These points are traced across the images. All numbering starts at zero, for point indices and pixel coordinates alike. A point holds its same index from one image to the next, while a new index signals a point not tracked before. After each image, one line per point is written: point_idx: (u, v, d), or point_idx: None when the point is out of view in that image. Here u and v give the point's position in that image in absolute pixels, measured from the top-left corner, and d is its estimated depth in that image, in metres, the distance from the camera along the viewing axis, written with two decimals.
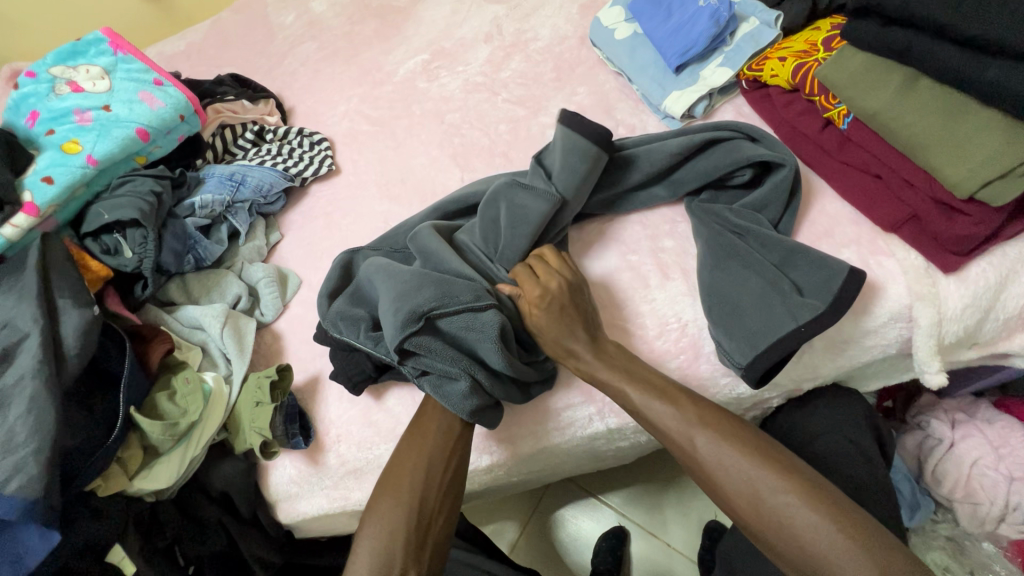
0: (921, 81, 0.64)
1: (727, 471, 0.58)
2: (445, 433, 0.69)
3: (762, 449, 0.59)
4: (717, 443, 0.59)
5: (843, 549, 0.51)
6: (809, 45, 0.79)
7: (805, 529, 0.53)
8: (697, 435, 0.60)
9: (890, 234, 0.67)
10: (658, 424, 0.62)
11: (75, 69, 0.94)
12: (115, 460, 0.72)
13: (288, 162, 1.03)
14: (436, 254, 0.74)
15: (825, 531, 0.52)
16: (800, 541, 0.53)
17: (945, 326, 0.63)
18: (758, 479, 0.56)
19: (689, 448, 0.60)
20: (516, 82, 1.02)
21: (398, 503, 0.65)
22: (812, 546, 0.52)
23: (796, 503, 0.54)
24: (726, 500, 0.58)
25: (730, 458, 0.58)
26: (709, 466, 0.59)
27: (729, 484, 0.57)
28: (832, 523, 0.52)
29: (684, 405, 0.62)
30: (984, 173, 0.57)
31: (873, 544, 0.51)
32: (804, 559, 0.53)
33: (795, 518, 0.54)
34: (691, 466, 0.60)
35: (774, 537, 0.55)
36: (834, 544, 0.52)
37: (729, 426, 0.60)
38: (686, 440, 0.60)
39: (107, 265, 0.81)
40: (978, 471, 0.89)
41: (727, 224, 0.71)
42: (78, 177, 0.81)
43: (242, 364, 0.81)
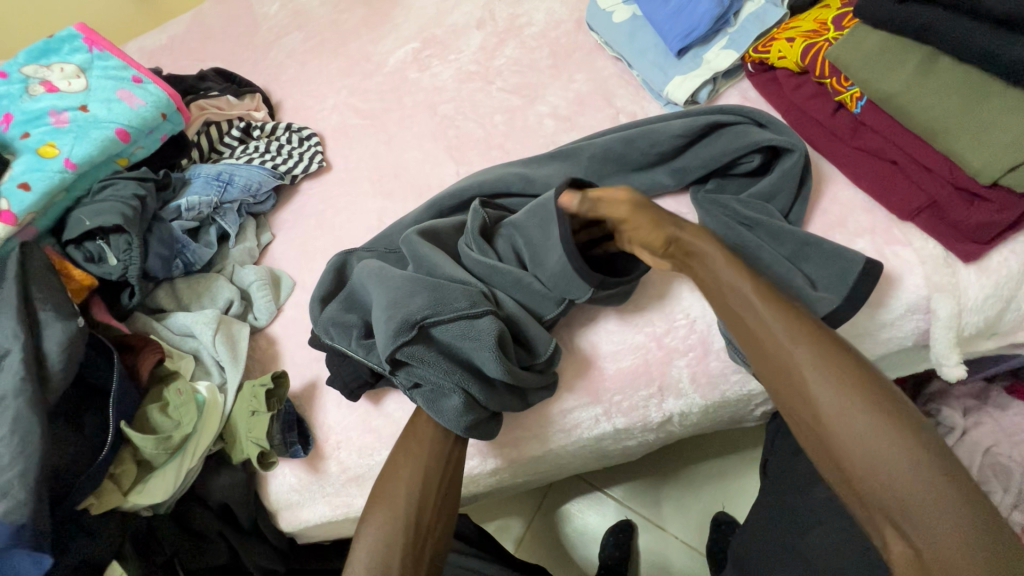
0: (939, 61, 0.60)
1: (832, 394, 0.52)
2: (440, 439, 0.67)
3: (876, 386, 0.52)
4: (833, 365, 0.53)
5: (938, 498, 0.47)
6: (817, 24, 0.75)
7: (904, 468, 0.48)
8: (812, 348, 0.54)
9: (907, 222, 0.64)
10: (771, 330, 0.56)
11: (48, 68, 0.89)
12: (107, 476, 0.68)
13: (278, 159, 1.00)
14: (427, 258, 0.70)
15: (934, 488, 0.47)
16: (894, 480, 0.48)
17: (964, 318, 0.61)
18: (871, 415, 0.50)
19: (797, 365, 0.54)
20: (511, 70, 0.98)
21: (393, 516, 0.63)
22: (911, 495, 0.47)
23: (896, 429, 0.49)
24: (822, 430, 0.52)
25: (840, 384, 0.52)
26: (813, 385, 0.53)
27: (826, 400, 0.52)
28: (946, 484, 0.47)
29: (803, 321, 0.56)
30: (1009, 158, 0.54)
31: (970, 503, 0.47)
32: (900, 510, 0.47)
33: (899, 462, 0.48)
34: (786, 381, 0.55)
35: (868, 476, 0.49)
36: (937, 500, 0.47)
37: (843, 353, 0.54)
38: (799, 357, 0.54)
39: (92, 274, 0.78)
40: (991, 459, 0.88)
41: (736, 216, 0.67)
42: (56, 182, 0.78)
43: (236, 372, 0.79)
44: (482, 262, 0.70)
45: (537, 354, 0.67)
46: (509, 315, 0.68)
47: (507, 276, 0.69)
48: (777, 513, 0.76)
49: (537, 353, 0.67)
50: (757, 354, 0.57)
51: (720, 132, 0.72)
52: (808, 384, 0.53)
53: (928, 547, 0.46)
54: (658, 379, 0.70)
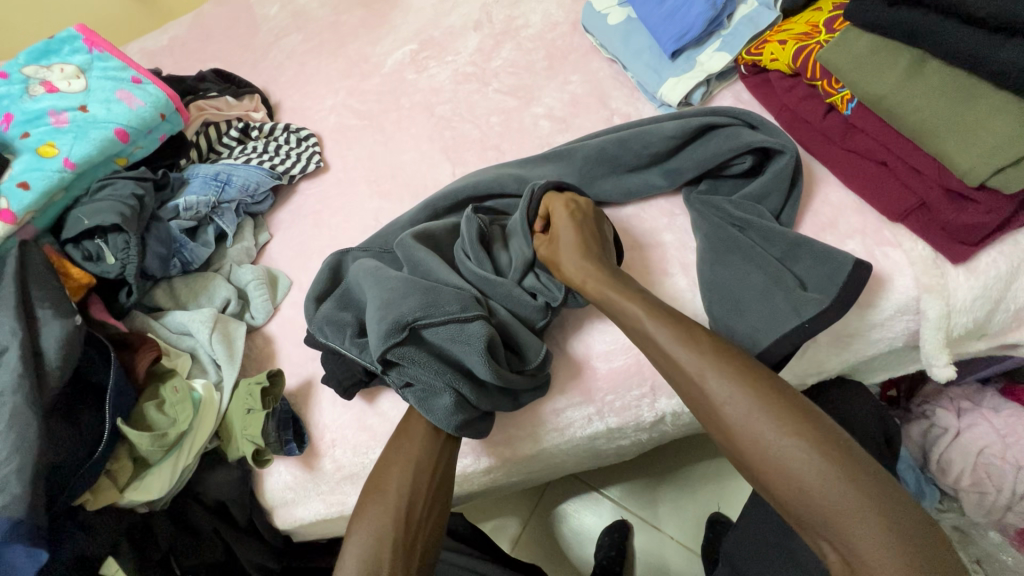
0: (929, 64, 0.60)
1: (734, 406, 0.53)
2: (431, 436, 0.68)
3: (774, 391, 0.53)
4: (728, 377, 0.55)
5: (856, 513, 0.47)
6: (810, 26, 0.75)
7: (821, 487, 0.48)
8: (706, 363, 0.56)
9: (897, 224, 0.64)
10: (667, 349, 0.58)
11: (49, 68, 0.90)
12: (103, 472, 0.69)
13: (275, 160, 1.00)
14: (423, 263, 0.71)
15: (837, 487, 0.48)
16: (814, 500, 0.48)
17: (953, 319, 0.61)
18: (771, 423, 0.51)
19: (697, 381, 0.55)
20: (507, 71, 0.98)
21: (383, 512, 0.63)
22: (816, 498, 0.48)
23: (795, 435, 0.51)
24: (732, 444, 0.53)
25: (740, 395, 0.53)
26: (716, 399, 0.54)
27: (739, 430, 0.53)
28: (848, 481, 0.48)
29: (697, 335, 0.58)
30: (996, 160, 0.54)
31: (890, 510, 0.47)
32: (811, 514, 0.48)
33: (801, 466, 0.49)
34: (694, 399, 0.56)
35: (778, 484, 0.50)
36: (842, 499, 0.47)
37: (737, 363, 0.56)
38: (696, 373, 0.56)
39: (90, 273, 0.79)
40: (984, 460, 0.88)
41: (728, 217, 0.68)
42: (55, 182, 0.79)
43: (233, 370, 0.80)
44: (476, 273, 0.71)
45: (528, 359, 0.68)
46: (500, 321, 0.69)
47: (501, 288, 0.70)
48: (768, 513, 0.76)
49: (527, 359, 0.68)
50: (666, 373, 0.59)
51: (712, 134, 0.73)
52: (711, 398, 0.55)
53: (850, 550, 0.47)
54: (650, 379, 0.70)
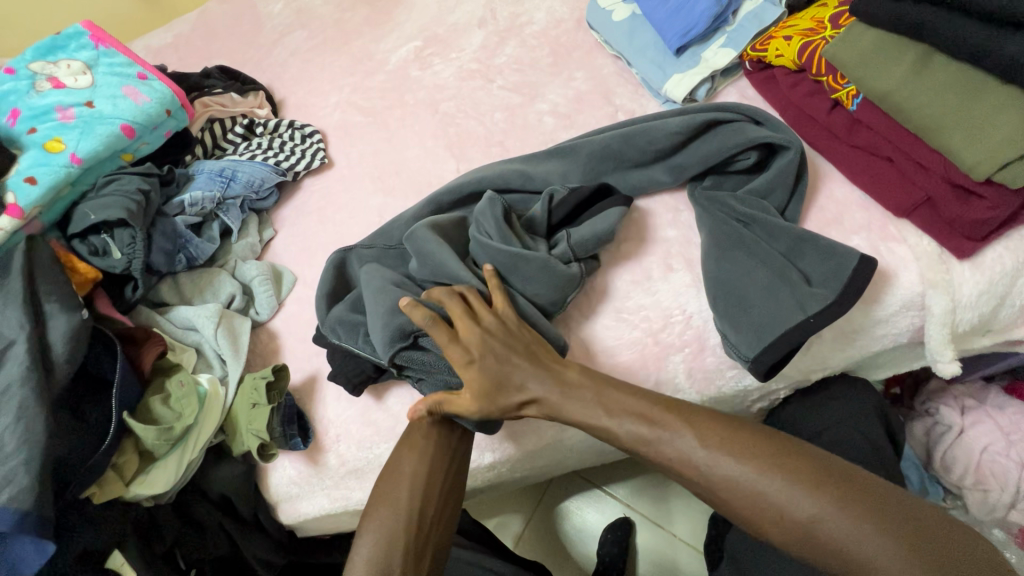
0: (934, 59, 0.60)
1: (733, 485, 0.54)
2: (444, 434, 0.68)
3: (763, 454, 0.54)
4: (715, 454, 0.55)
5: (881, 550, 0.47)
6: (815, 22, 0.75)
7: (841, 537, 0.49)
8: (691, 441, 0.56)
9: (902, 219, 0.64)
10: (654, 439, 0.58)
11: (55, 64, 0.91)
12: (109, 466, 0.69)
13: (280, 156, 1.01)
14: (433, 256, 0.70)
15: (860, 534, 0.48)
16: (841, 552, 0.49)
17: (958, 314, 0.61)
18: (773, 490, 0.52)
19: (692, 465, 0.56)
20: (512, 68, 0.99)
21: (395, 511, 0.63)
22: (847, 551, 0.49)
23: (805, 493, 0.51)
24: (745, 520, 0.54)
25: (733, 469, 0.54)
26: (716, 483, 0.55)
27: (742, 500, 0.53)
28: (867, 522, 0.49)
29: (673, 415, 0.59)
30: (1002, 155, 0.54)
31: (910, 531, 0.48)
32: (848, 567, 0.49)
33: (820, 524, 0.50)
34: (696, 484, 0.56)
35: (807, 546, 0.50)
36: (871, 545, 0.48)
37: (718, 434, 0.56)
38: (685, 458, 0.56)
39: (97, 268, 0.79)
40: (988, 457, 0.88)
41: (732, 213, 0.68)
42: (62, 177, 0.79)
43: (237, 365, 0.80)
44: (506, 251, 0.68)
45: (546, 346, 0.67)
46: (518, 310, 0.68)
47: (536, 260, 0.67)
48: None
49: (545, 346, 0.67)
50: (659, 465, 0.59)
51: (717, 130, 0.73)
52: (711, 481, 0.55)
53: None
54: (655, 373, 0.68)
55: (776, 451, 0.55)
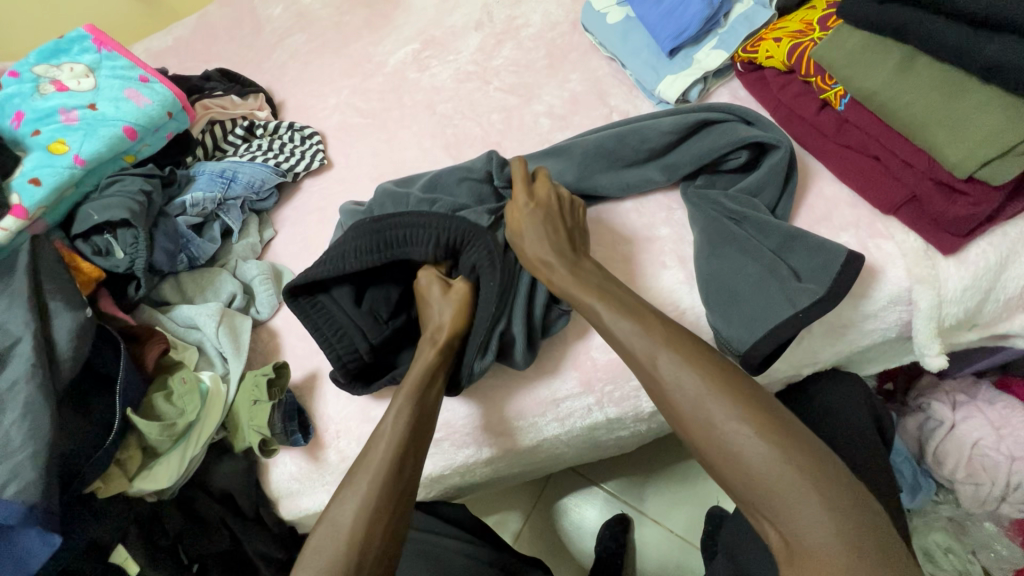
0: (919, 60, 0.62)
1: (682, 390, 0.56)
2: (396, 449, 0.62)
3: (723, 375, 0.56)
4: (678, 361, 0.57)
5: (790, 483, 0.50)
6: (804, 24, 0.77)
7: (758, 465, 0.51)
8: (657, 344, 0.59)
9: (888, 217, 0.66)
10: (623, 342, 0.61)
11: (58, 67, 0.92)
12: (114, 461, 0.71)
13: (280, 157, 1.02)
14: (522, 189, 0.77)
15: (778, 467, 0.51)
16: (752, 476, 0.51)
17: (944, 309, 0.63)
18: (719, 409, 0.54)
19: (650, 368, 0.58)
20: (508, 69, 1.00)
21: (333, 539, 0.57)
22: (759, 476, 0.51)
23: (743, 416, 0.53)
24: (681, 424, 0.56)
25: (687, 379, 0.56)
26: (668, 386, 0.57)
27: (690, 412, 0.55)
28: (785, 459, 0.51)
29: (652, 323, 0.60)
30: (984, 152, 0.55)
31: (835, 489, 0.50)
32: (754, 492, 0.51)
33: (746, 447, 0.52)
34: (649, 383, 0.59)
35: (724, 465, 0.53)
36: (782, 479, 0.50)
37: (690, 348, 0.58)
38: (649, 359, 0.58)
39: (100, 267, 0.80)
40: (979, 451, 0.90)
41: (724, 210, 0.69)
42: (66, 178, 0.80)
43: (239, 363, 0.81)
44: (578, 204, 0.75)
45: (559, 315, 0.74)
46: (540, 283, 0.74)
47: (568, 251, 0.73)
48: None
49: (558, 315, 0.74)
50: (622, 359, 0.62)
51: (708, 130, 0.74)
52: (664, 385, 0.57)
53: (792, 530, 0.50)
54: None
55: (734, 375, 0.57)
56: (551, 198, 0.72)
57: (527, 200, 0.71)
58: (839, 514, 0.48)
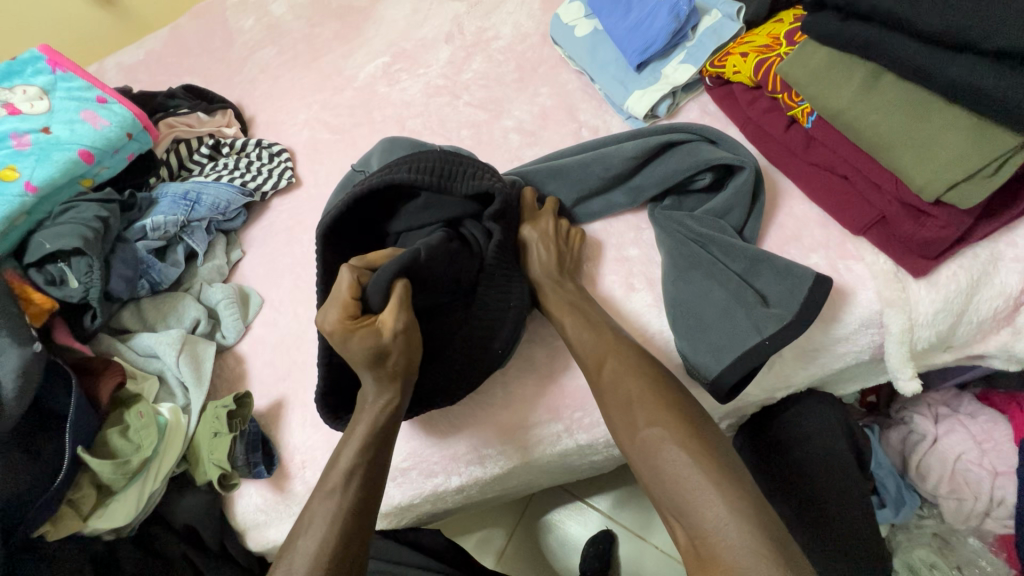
0: (883, 77, 0.60)
1: (616, 392, 0.59)
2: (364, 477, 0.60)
3: (657, 383, 0.59)
4: (619, 368, 0.60)
5: (697, 485, 0.51)
6: (771, 38, 0.75)
7: (671, 466, 0.53)
8: (601, 349, 0.62)
9: (858, 237, 0.64)
10: (574, 347, 0.64)
11: (11, 90, 0.89)
12: (65, 502, 0.69)
13: (246, 176, 0.99)
14: (557, 171, 0.75)
15: (688, 470, 0.52)
16: (665, 477, 0.53)
17: (915, 332, 0.61)
18: (643, 413, 0.57)
19: (592, 372, 0.61)
20: (478, 83, 0.98)
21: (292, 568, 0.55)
22: (671, 476, 0.53)
23: (665, 421, 0.55)
24: (613, 427, 0.59)
25: (623, 382, 0.59)
26: (606, 389, 0.60)
27: (620, 415, 0.58)
28: (696, 462, 0.52)
29: (603, 331, 0.63)
30: (949, 175, 0.54)
31: (739, 494, 0.50)
32: (667, 492, 0.53)
33: (662, 447, 0.54)
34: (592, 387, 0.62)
35: (643, 465, 0.55)
36: (691, 480, 0.51)
37: (632, 356, 0.61)
38: (593, 363, 0.62)
39: (53, 297, 0.77)
40: (962, 466, 0.88)
41: (690, 233, 0.67)
42: (17, 207, 0.78)
43: (200, 393, 0.79)
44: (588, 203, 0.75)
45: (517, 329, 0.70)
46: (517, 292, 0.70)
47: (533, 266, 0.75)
48: None
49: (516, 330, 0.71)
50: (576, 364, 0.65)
51: (672, 151, 0.72)
52: (603, 388, 0.60)
53: (696, 532, 0.50)
54: None
55: (670, 385, 0.59)
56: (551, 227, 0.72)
57: (530, 226, 0.72)
58: (741, 517, 0.48)
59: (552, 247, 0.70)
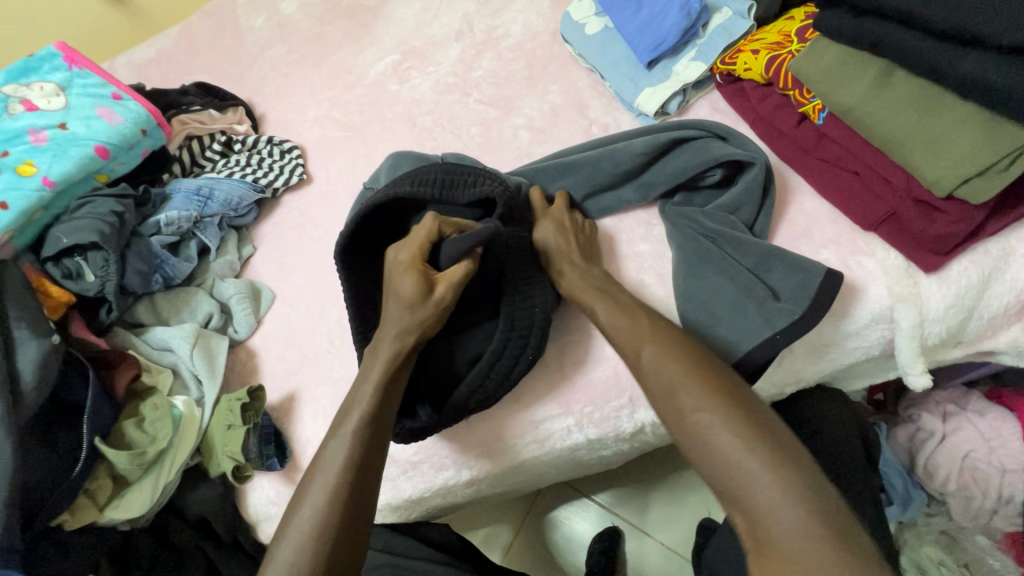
0: (896, 74, 0.60)
1: (659, 375, 0.57)
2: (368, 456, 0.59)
3: (702, 365, 0.57)
4: (661, 351, 0.58)
5: (753, 468, 0.48)
6: (782, 36, 0.75)
7: (723, 449, 0.51)
8: (641, 334, 0.60)
9: (869, 233, 0.64)
10: (612, 333, 0.62)
11: (28, 86, 0.91)
12: (81, 492, 0.69)
13: (258, 173, 1.00)
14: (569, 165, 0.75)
15: (742, 451, 0.50)
16: (717, 460, 0.51)
17: (926, 328, 0.61)
18: (690, 395, 0.54)
19: (633, 356, 0.60)
20: (488, 81, 0.99)
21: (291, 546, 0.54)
22: (722, 459, 0.50)
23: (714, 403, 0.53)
24: (659, 411, 0.57)
25: (665, 365, 0.57)
26: (648, 373, 0.58)
27: (664, 402, 0.56)
28: (750, 444, 0.50)
29: (640, 316, 0.62)
30: (961, 170, 0.54)
31: (799, 479, 0.47)
32: (720, 475, 0.50)
33: (713, 430, 0.52)
34: (633, 372, 0.60)
35: (693, 449, 0.53)
36: (745, 462, 0.49)
37: (673, 339, 0.59)
38: (634, 348, 0.60)
39: (69, 291, 0.79)
40: (969, 464, 0.88)
41: (701, 228, 0.68)
42: (35, 201, 0.79)
43: (213, 386, 0.80)
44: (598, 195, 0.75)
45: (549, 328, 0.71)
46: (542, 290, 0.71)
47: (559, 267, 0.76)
48: None
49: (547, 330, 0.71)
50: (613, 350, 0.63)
51: (682, 147, 0.72)
52: (645, 373, 0.58)
53: (754, 517, 0.47)
54: (628, 391, 0.70)
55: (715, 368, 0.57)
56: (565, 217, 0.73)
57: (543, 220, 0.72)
58: (800, 501, 0.46)
59: (569, 240, 0.71)
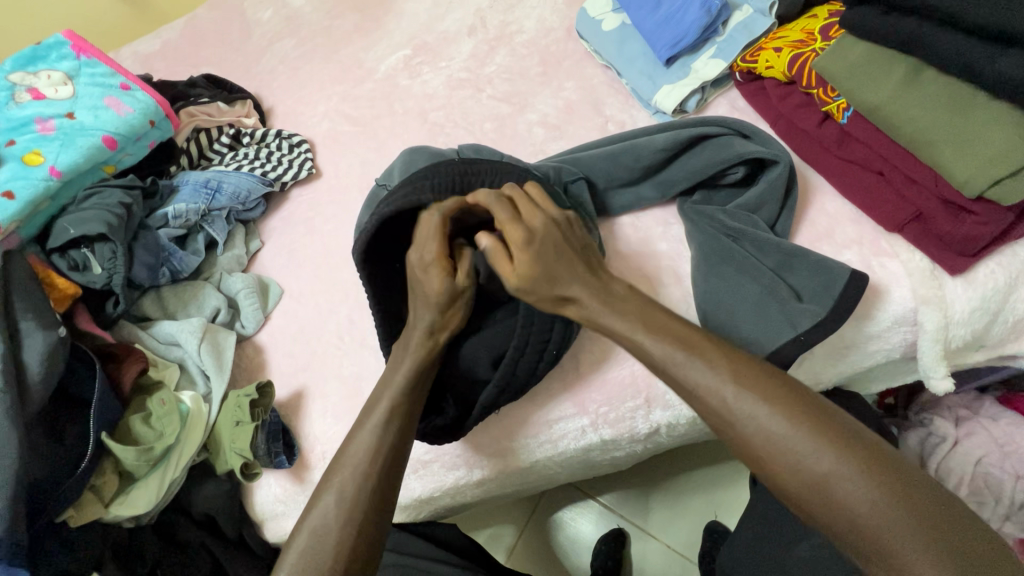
0: (925, 72, 0.60)
1: (757, 427, 0.49)
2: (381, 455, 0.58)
3: (798, 405, 0.49)
4: (748, 394, 0.50)
5: (899, 523, 0.43)
6: (805, 34, 0.74)
7: (859, 504, 0.44)
8: (717, 374, 0.51)
9: (894, 234, 0.63)
10: (681, 376, 0.52)
11: (35, 75, 0.89)
12: (87, 488, 0.69)
13: (267, 166, 0.99)
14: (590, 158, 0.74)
15: (880, 507, 0.44)
16: (853, 518, 0.45)
17: (951, 331, 0.60)
18: (805, 443, 0.47)
19: (716, 405, 0.50)
20: (501, 77, 0.98)
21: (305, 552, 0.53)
22: (857, 515, 0.44)
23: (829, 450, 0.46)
24: (760, 466, 0.49)
25: (761, 414, 0.49)
26: (742, 427, 0.49)
27: (768, 460, 0.48)
28: (887, 496, 0.44)
29: (710, 352, 0.53)
30: (993, 171, 0.53)
31: (943, 525, 0.43)
32: (856, 534, 0.45)
33: (837, 484, 0.45)
34: (716, 423, 0.51)
35: (814, 505, 0.46)
36: (886, 518, 0.44)
37: (756, 375, 0.51)
38: (715, 396, 0.50)
39: (75, 283, 0.78)
40: (982, 469, 0.88)
41: (722, 227, 0.67)
42: (41, 190, 0.78)
43: (221, 381, 0.79)
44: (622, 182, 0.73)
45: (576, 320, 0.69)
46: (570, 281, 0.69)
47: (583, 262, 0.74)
48: (763, 524, 0.76)
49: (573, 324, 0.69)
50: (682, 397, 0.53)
51: (704, 145, 0.72)
52: (738, 425, 0.49)
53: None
54: (644, 391, 0.69)
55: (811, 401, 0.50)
56: (539, 226, 0.58)
57: (510, 226, 0.58)
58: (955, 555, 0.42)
59: (569, 259, 0.58)
